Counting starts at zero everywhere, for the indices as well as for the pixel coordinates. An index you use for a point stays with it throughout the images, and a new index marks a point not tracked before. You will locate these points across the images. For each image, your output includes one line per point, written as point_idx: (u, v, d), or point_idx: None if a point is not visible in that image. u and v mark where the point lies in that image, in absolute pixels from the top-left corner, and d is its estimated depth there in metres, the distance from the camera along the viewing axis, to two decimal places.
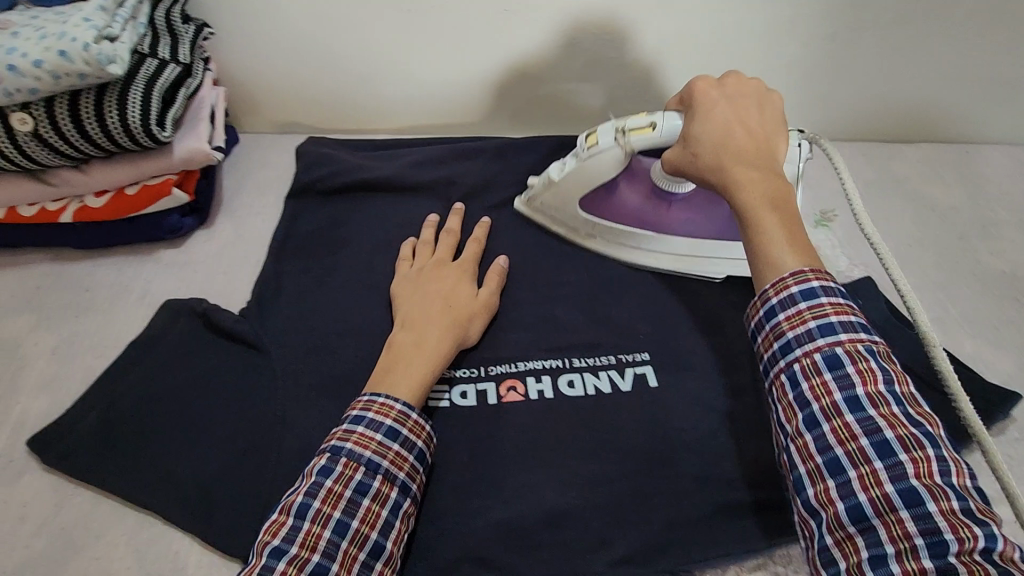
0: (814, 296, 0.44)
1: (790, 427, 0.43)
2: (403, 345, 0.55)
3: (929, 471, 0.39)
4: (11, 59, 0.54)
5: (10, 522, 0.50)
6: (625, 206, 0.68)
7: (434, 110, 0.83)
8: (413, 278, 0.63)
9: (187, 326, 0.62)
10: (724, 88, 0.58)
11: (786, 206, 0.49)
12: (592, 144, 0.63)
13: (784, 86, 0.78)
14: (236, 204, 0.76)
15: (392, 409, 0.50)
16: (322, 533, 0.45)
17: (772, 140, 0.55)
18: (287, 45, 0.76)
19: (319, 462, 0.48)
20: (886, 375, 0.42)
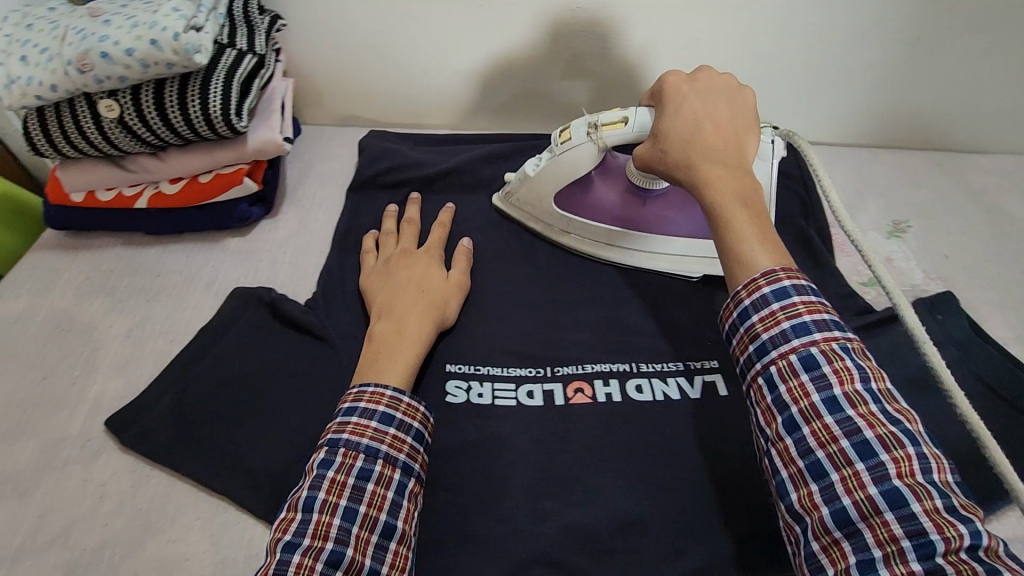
0: (787, 296, 0.45)
1: (771, 431, 0.44)
2: (383, 335, 0.56)
3: (911, 470, 0.39)
4: (104, 47, 0.55)
5: (89, 501, 0.51)
6: (598, 203, 0.68)
7: (493, 107, 0.84)
8: (380, 269, 0.64)
9: (256, 314, 0.63)
10: (695, 83, 0.58)
11: (752, 207, 0.50)
12: (565, 140, 0.64)
13: (848, 89, 0.80)
14: (299, 195, 0.77)
15: (383, 396, 0.51)
16: (331, 522, 0.45)
17: (741, 137, 0.56)
18: (356, 38, 0.77)
19: (319, 456, 0.48)
20: (862, 373, 0.42)
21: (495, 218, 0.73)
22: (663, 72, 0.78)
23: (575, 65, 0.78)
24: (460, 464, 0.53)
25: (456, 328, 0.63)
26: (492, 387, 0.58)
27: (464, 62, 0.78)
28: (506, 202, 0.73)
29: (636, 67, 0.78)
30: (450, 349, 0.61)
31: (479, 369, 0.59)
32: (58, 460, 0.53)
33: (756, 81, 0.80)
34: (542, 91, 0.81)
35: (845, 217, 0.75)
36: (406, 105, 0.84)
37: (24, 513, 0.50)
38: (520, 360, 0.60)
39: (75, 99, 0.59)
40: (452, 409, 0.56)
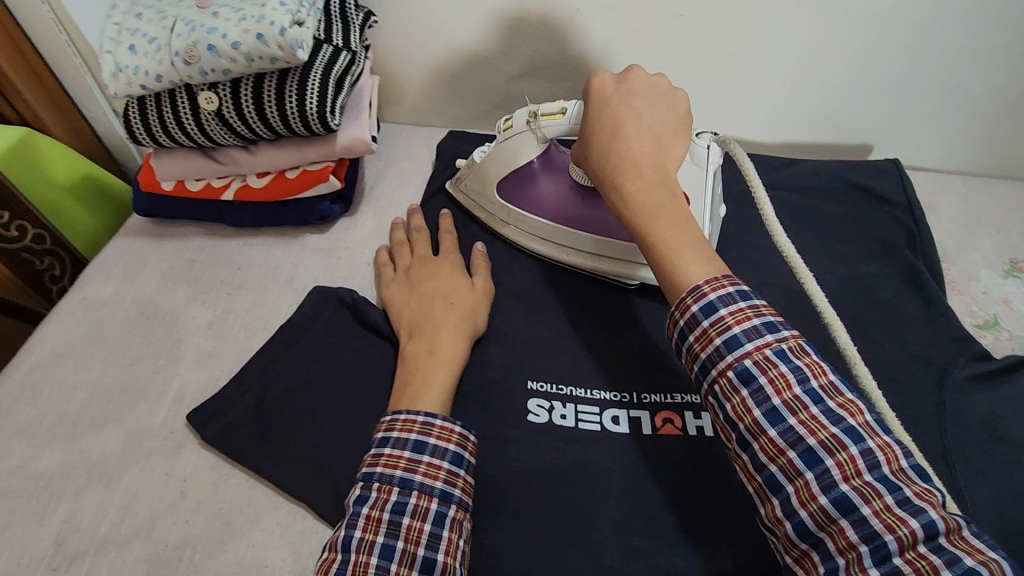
0: (715, 311, 0.43)
1: (729, 446, 0.42)
2: (417, 355, 0.54)
3: (858, 471, 0.37)
4: (211, 40, 0.55)
5: (171, 496, 0.51)
6: (539, 198, 0.66)
7: None
8: (399, 282, 0.62)
9: (335, 314, 0.62)
10: (622, 84, 0.55)
11: (676, 220, 0.48)
12: (508, 128, 0.64)
13: (960, 114, 0.75)
14: (377, 194, 0.76)
15: (415, 423, 0.49)
16: (369, 561, 0.43)
17: (667, 142, 0.54)
18: (446, 36, 0.75)
19: (355, 492, 0.47)
20: (799, 374, 0.40)
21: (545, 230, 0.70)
22: (762, 83, 0.75)
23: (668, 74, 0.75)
24: (544, 490, 0.51)
25: (538, 343, 0.60)
26: (575, 408, 0.55)
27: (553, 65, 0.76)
28: (456, 188, 0.72)
29: (732, 79, 0.75)
30: (532, 365, 0.58)
31: (562, 389, 0.57)
32: (141, 451, 0.53)
33: (863, 100, 0.75)
34: None
35: (956, 252, 0.70)
36: (488, 107, 0.83)
37: (109, 502, 0.50)
38: (607, 383, 0.57)
39: (176, 89, 0.60)
40: (535, 429, 0.54)
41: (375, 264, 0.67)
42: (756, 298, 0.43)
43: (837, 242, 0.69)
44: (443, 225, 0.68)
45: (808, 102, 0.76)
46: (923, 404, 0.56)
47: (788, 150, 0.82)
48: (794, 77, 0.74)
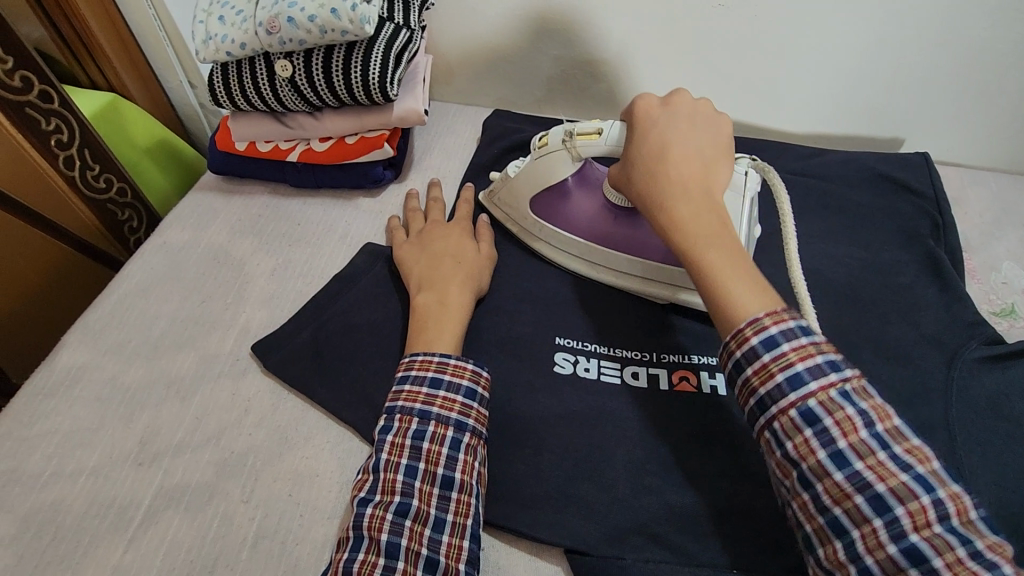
0: (776, 345, 0.44)
1: (788, 484, 0.44)
2: (427, 306, 0.60)
3: (929, 521, 0.38)
4: (291, 13, 0.61)
5: (237, 412, 0.58)
6: (573, 216, 0.67)
7: (619, 97, 0.86)
8: (411, 241, 0.67)
9: (384, 269, 0.68)
10: (668, 109, 0.59)
11: (723, 244, 0.51)
12: (543, 145, 0.64)
13: (993, 114, 0.76)
14: (425, 165, 0.82)
15: (431, 363, 0.54)
16: (396, 478, 0.49)
17: (711, 164, 0.57)
18: (497, 22, 0.81)
19: (380, 423, 0.53)
20: (865, 418, 0.41)
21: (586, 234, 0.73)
22: (795, 76, 0.78)
23: (704, 65, 0.79)
24: (566, 431, 0.56)
25: (566, 304, 0.65)
26: (598, 363, 0.60)
27: (597, 51, 0.81)
28: (488, 201, 0.73)
29: (766, 70, 0.78)
30: (560, 323, 0.64)
31: (587, 345, 0.62)
32: (212, 372, 0.60)
33: (897, 94, 0.77)
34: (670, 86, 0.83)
35: (978, 244, 0.72)
36: (533, 89, 0.88)
37: (184, 414, 0.57)
38: (628, 343, 0.62)
39: (256, 58, 0.67)
40: (560, 378, 0.59)
41: (389, 230, 0.72)
42: (817, 334, 0.45)
43: (860, 229, 0.72)
44: (462, 196, 0.74)
45: (843, 94, 0.78)
46: (933, 381, 0.59)
47: (823, 141, 0.85)
48: (831, 69, 0.76)
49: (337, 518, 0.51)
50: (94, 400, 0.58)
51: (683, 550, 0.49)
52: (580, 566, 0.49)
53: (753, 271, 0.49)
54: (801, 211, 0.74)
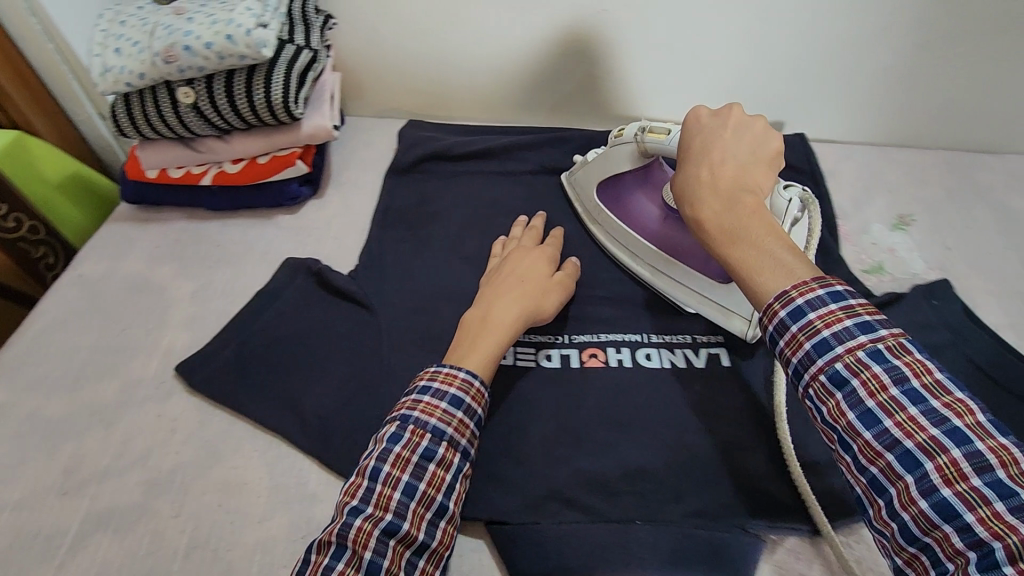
0: (803, 316, 0.43)
1: (832, 447, 0.43)
2: (472, 322, 0.60)
3: (962, 474, 0.36)
4: (187, 41, 0.63)
5: (164, 433, 0.59)
6: (628, 208, 0.73)
7: (526, 103, 0.91)
8: (496, 265, 0.69)
9: (307, 281, 0.71)
10: (716, 119, 0.58)
11: (759, 238, 0.48)
12: (619, 135, 0.71)
13: (858, 95, 0.84)
14: (343, 179, 0.85)
15: (455, 378, 0.54)
16: (393, 495, 0.49)
17: (756, 168, 0.55)
18: (401, 37, 0.85)
19: (390, 429, 0.52)
20: (896, 375, 0.40)
21: (485, 218, 0.79)
22: (680, 71, 0.85)
23: (595, 67, 0.85)
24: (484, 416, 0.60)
25: None
26: (513, 350, 0.64)
27: (497, 60, 0.86)
28: (569, 181, 0.81)
29: (653, 68, 0.85)
30: None
31: None
32: (137, 398, 0.61)
33: (770, 82, 0.85)
34: (570, 88, 0.89)
35: (852, 211, 0.80)
36: (443, 99, 0.92)
37: (109, 440, 0.58)
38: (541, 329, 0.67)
39: (157, 86, 0.68)
40: None
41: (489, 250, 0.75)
42: (851, 297, 0.42)
43: None
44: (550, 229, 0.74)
45: (726, 85, 0.85)
46: None
47: None
48: (710, 62, 0.83)
49: (268, 522, 0.53)
50: (14, 436, 0.59)
51: (595, 511, 0.53)
52: (500, 536, 0.53)
53: (804, 261, 0.46)
54: None
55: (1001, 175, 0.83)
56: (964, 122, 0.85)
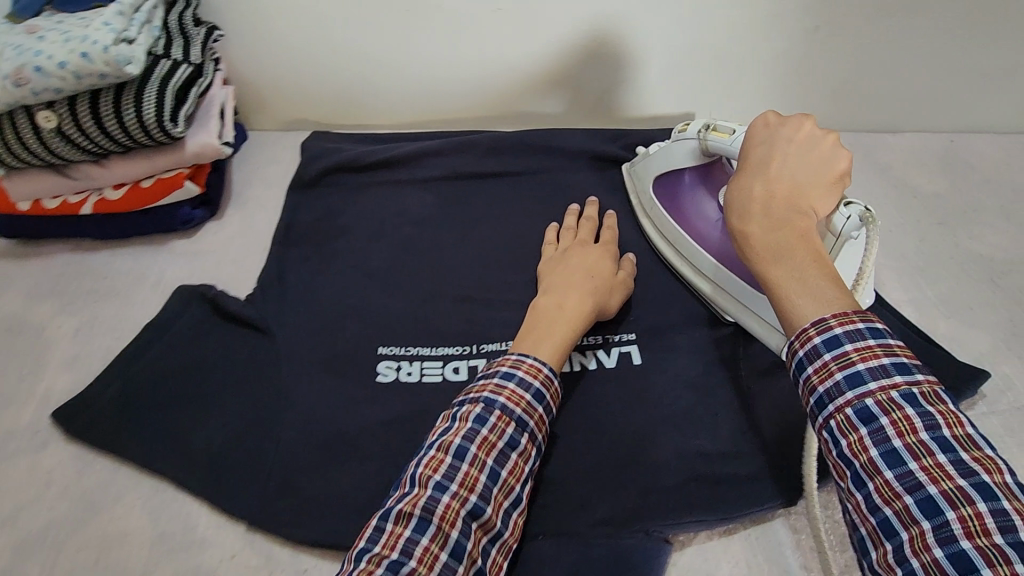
0: (838, 344, 0.43)
1: (843, 485, 0.42)
2: (543, 315, 0.60)
3: (985, 530, 0.35)
4: (38, 62, 0.59)
5: (37, 488, 0.55)
6: (685, 206, 0.71)
7: (434, 108, 0.88)
8: (558, 256, 0.69)
9: (201, 309, 0.67)
10: (786, 132, 0.56)
11: (801, 264, 0.48)
12: (682, 130, 0.69)
13: (764, 82, 0.84)
14: (244, 197, 0.80)
15: (540, 372, 0.54)
16: (478, 477, 0.48)
17: (815, 191, 0.53)
18: (295, 47, 0.81)
19: (475, 410, 0.51)
20: (928, 420, 0.40)
21: (392, 229, 0.76)
22: (588, 67, 0.83)
23: (500, 67, 0.83)
24: (388, 438, 0.58)
25: (390, 313, 0.68)
26: (420, 365, 0.63)
27: (399, 64, 0.83)
28: (629, 173, 0.80)
29: (560, 65, 0.83)
30: (383, 335, 0.66)
31: (409, 350, 0.65)
32: (7, 452, 0.57)
33: (677, 74, 0.84)
34: (478, 91, 0.86)
35: None
36: (348, 108, 0.89)
37: None
38: (450, 340, 0.65)
39: (14, 111, 0.64)
40: (383, 387, 0.62)
41: (543, 240, 0.75)
42: (889, 337, 0.43)
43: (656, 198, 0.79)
44: (606, 221, 0.74)
45: (633, 79, 0.84)
46: (722, 328, 0.66)
47: (628, 122, 0.90)
48: (616, 56, 0.82)
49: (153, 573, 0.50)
50: None
51: None
52: None
53: (844, 291, 0.46)
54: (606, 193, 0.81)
55: (901, 152, 0.85)
56: (865, 103, 0.86)
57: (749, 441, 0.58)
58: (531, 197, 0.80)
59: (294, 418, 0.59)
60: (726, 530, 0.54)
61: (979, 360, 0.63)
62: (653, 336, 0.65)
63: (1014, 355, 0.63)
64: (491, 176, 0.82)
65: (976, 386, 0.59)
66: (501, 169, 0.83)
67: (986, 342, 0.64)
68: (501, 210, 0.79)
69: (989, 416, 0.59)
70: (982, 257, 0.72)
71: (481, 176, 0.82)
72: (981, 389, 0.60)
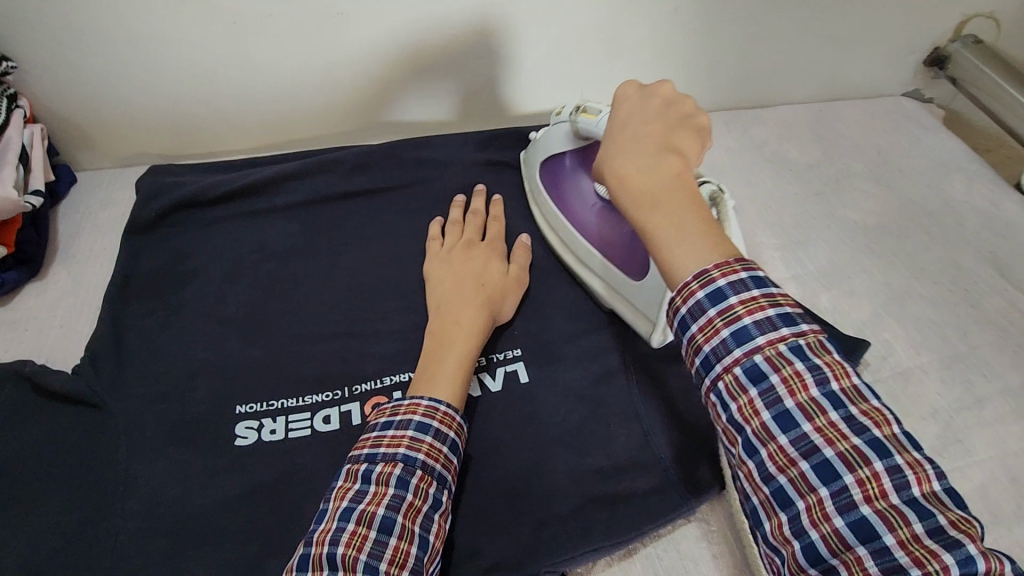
0: (723, 298, 0.39)
1: (734, 451, 0.40)
2: (443, 331, 0.57)
3: (882, 492, 0.35)
4: None
5: None
6: (565, 191, 0.68)
7: (290, 125, 0.80)
8: (446, 259, 0.65)
9: (16, 392, 0.57)
10: (646, 92, 0.51)
11: (678, 207, 0.43)
12: (558, 113, 0.67)
13: (638, 66, 0.81)
14: (73, 251, 0.71)
15: (454, 421, 0.50)
16: (407, 549, 0.45)
17: (689, 134, 0.48)
18: (109, 74, 0.70)
19: (394, 473, 0.47)
20: (818, 376, 0.38)
21: (248, 265, 0.68)
22: (451, 68, 0.76)
23: (355, 75, 0.75)
24: (246, 512, 0.51)
25: (248, 364, 0.60)
26: (285, 420, 0.56)
27: (238, 81, 0.73)
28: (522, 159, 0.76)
29: (421, 68, 0.76)
30: (240, 390, 0.58)
31: (271, 404, 0.57)
32: None
33: (547, 66, 0.79)
34: (333, 103, 0.78)
35: None
36: (191, 136, 0.78)
37: None
38: (317, 385, 0.59)
39: None
40: (242, 452, 0.54)
41: (426, 237, 0.70)
42: (770, 283, 0.40)
43: None
44: (493, 212, 0.70)
45: (502, 76, 0.79)
46: (612, 331, 0.63)
47: (505, 120, 0.85)
48: (479, 55, 0.76)
49: None
50: None
51: None
52: None
53: (721, 238, 0.42)
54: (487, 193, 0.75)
55: (774, 126, 0.85)
56: (739, 78, 0.85)
57: (646, 449, 0.55)
58: (404, 212, 0.73)
59: (134, 507, 0.51)
60: (626, 553, 0.51)
61: (861, 328, 0.63)
62: (540, 350, 0.61)
63: (894, 321, 0.63)
64: (357, 191, 0.74)
65: (858, 358, 0.59)
66: (371, 186, 0.75)
67: (866, 310, 0.64)
68: (371, 228, 0.72)
69: (875, 385, 0.58)
70: (856, 224, 0.73)
71: (351, 197, 0.74)
72: (865, 358, 0.60)
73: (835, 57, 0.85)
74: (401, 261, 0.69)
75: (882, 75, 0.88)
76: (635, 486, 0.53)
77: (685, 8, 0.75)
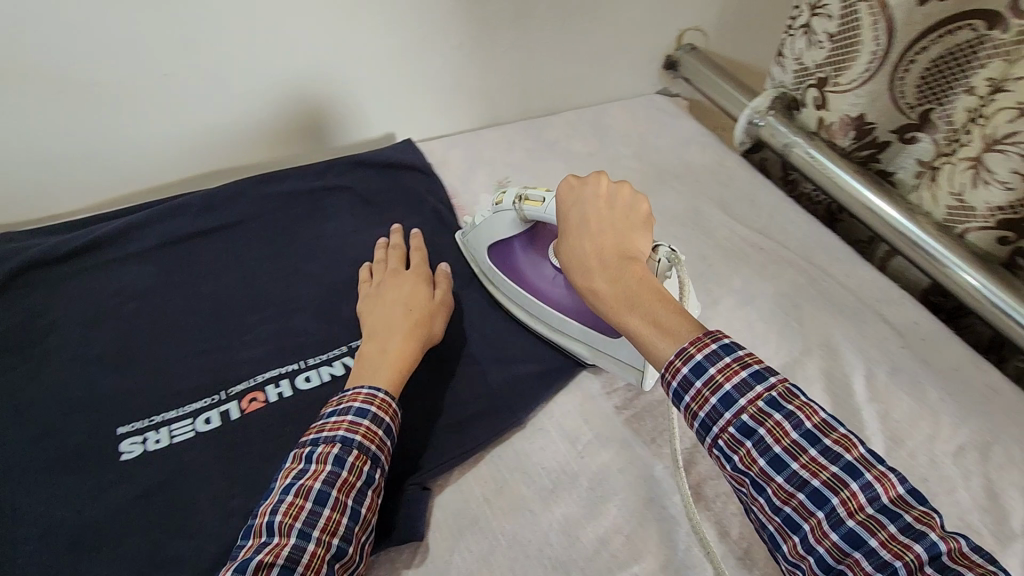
0: (705, 371, 0.46)
1: (744, 491, 0.45)
2: (372, 353, 0.63)
3: (860, 505, 0.41)
4: None
5: None
6: (523, 269, 0.74)
7: (132, 181, 0.86)
8: (377, 292, 0.72)
9: None
10: (586, 191, 0.61)
11: (647, 301, 0.52)
12: (499, 203, 0.72)
13: (442, 92, 0.97)
14: None
15: (391, 406, 0.59)
16: (338, 518, 0.51)
17: (634, 229, 0.59)
18: None
19: (333, 452, 0.54)
20: (794, 420, 0.44)
21: (108, 308, 0.73)
22: (278, 110, 0.88)
23: (188, 127, 0.84)
24: (141, 511, 0.58)
25: (123, 391, 0.66)
26: (168, 429, 0.63)
27: (71, 146, 0.79)
28: (464, 244, 0.82)
29: (251, 114, 0.86)
30: (119, 414, 0.64)
31: (153, 419, 0.64)
32: None
33: (365, 100, 0.93)
34: (172, 155, 0.86)
35: (463, 190, 0.94)
36: (27, 203, 0.82)
37: None
38: (194, 395, 0.66)
39: None
40: (129, 464, 0.61)
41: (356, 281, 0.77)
42: (739, 349, 0.47)
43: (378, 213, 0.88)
44: (414, 244, 0.79)
45: (327, 113, 0.92)
46: None
47: (338, 151, 0.97)
48: (301, 97, 0.88)
49: None
50: None
51: None
52: None
53: (691, 319, 0.50)
54: (329, 214, 0.87)
55: (561, 127, 1.05)
56: (527, 92, 1.05)
57: (483, 386, 0.69)
58: (257, 240, 0.83)
59: (27, 533, 0.56)
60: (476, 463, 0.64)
61: None
62: None
63: None
64: (206, 228, 0.82)
65: None
66: (220, 223, 0.83)
67: None
68: (225, 258, 0.80)
69: None
70: None
71: (203, 234, 0.82)
72: None
73: (595, 69, 1.08)
74: (258, 281, 0.78)
75: (636, 79, 1.13)
76: (478, 413, 0.67)
77: (467, 42, 0.93)
